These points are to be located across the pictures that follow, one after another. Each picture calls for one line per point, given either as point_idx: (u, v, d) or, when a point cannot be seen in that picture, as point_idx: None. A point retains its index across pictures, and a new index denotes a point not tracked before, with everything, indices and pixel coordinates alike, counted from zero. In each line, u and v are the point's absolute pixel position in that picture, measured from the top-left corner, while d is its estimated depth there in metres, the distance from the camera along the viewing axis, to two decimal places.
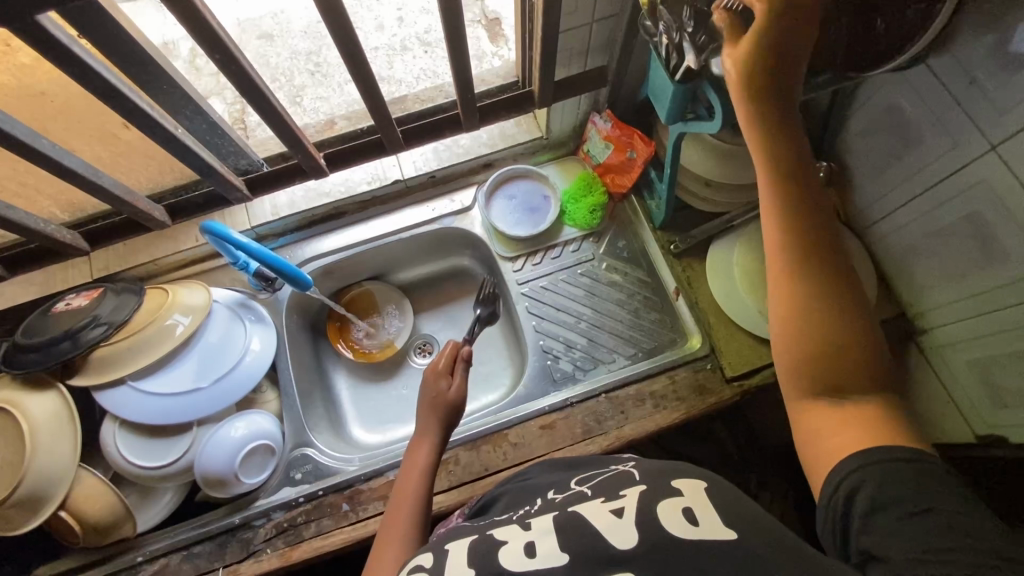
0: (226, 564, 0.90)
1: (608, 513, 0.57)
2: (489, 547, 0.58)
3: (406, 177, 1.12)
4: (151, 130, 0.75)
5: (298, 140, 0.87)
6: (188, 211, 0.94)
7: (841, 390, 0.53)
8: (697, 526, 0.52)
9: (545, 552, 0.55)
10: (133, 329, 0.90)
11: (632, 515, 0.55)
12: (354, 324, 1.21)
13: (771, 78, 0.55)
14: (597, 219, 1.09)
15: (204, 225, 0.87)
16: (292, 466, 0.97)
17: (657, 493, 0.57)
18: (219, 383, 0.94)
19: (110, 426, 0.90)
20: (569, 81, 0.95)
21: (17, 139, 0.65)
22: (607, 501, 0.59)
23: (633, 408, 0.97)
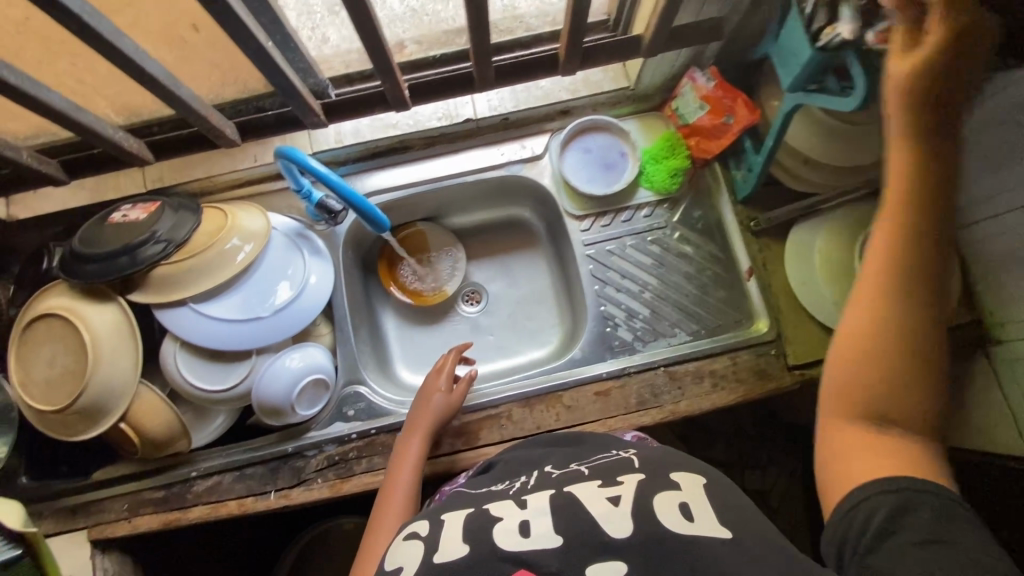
0: (278, 488, 0.93)
1: (604, 500, 0.62)
2: (486, 520, 0.63)
3: (478, 116, 1.06)
4: (241, 40, 0.68)
5: (389, 69, 0.81)
6: (257, 129, 0.94)
7: (886, 412, 0.57)
8: (693, 522, 0.59)
9: (542, 533, 0.60)
10: (194, 250, 0.87)
11: (628, 506, 0.61)
12: (404, 264, 1.18)
13: (939, 90, 0.52)
14: (676, 184, 1.03)
15: (278, 148, 0.84)
16: (344, 402, 0.97)
17: (655, 486, 0.64)
18: (278, 315, 0.91)
19: (170, 345, 0.88)
20: (682, 31, 0.86)
21: (99, 35, 0.59)
22: (606, 487, 0.65)
23: (690, 385, 0.96)
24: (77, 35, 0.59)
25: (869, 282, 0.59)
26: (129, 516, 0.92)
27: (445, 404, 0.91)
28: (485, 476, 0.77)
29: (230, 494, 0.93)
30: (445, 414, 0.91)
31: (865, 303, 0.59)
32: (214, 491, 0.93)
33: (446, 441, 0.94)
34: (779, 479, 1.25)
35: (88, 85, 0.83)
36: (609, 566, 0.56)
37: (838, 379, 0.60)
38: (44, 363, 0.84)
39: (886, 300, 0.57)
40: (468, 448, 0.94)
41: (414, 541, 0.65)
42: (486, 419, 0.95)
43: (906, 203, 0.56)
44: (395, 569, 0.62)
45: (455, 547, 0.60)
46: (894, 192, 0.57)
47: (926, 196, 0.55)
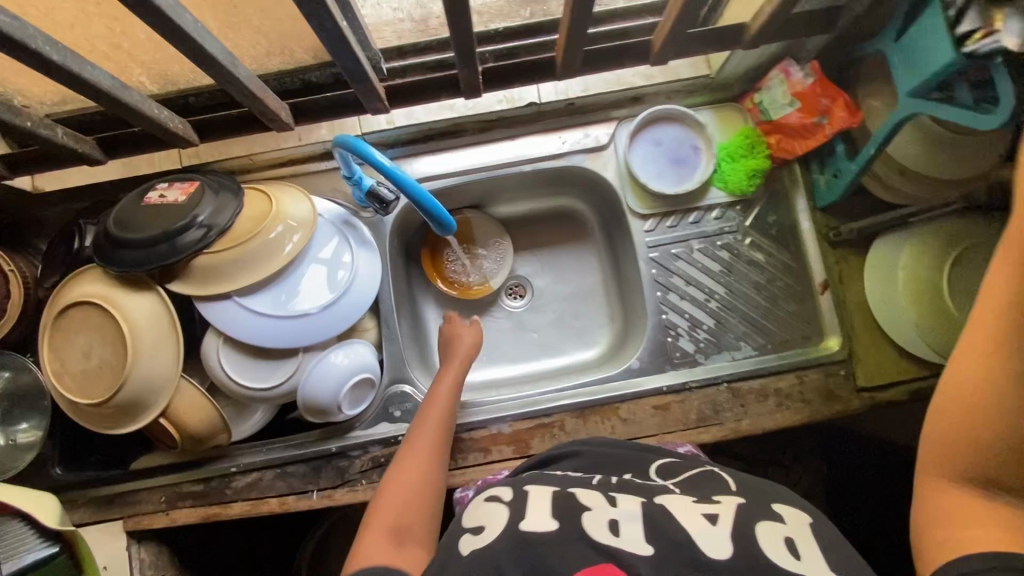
0: (321, 488, 0.89)
1: (700, 516, 0.59)
2: (574, 506, 0.62)
3: (542, 100, 0.98)
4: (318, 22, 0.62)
5: (468, 53, 0.77)
6: (314, 112, 0.92)
7: (989, 475, 0.54)
8: (798, 559, 0.54)
9: (632, 536, 0.57)
10: (237, 239, 0.81)
11: (727, 527, 0.57)
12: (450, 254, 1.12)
13: None
14: (753, 186, 0.95)
15: (341, 137, 0.77)
16: (390, 402, 0.93)
17: (757, 512, 0.60)
18: (328, 311, 0.85)
19: (213, 340, 0.83)
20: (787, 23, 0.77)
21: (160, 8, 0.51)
22: (700, 503, 0.62)
23: (754, 403, 0.91)
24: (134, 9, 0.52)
25: (978, 331, 0.54)
26: (166, 509, 0.89)
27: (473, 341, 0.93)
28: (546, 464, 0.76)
29: (271, 491, 0.90)
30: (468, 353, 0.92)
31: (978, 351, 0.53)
32: (254, 487, 0.90)
33: (496, 449, 0.90)
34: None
35: (125, 51, 0.75)
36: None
37: (938, 433, 0.56)
38: (78, 353, 0.80)
39: (1000, 354, 0.52)
40: (519, 456, 0.90)
41: (496, 504, 0.65)
42: (538, 427, 0.91)
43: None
44: (477, 528, 0.62)
45: (543, 521, 0.60)
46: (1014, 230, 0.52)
47: None
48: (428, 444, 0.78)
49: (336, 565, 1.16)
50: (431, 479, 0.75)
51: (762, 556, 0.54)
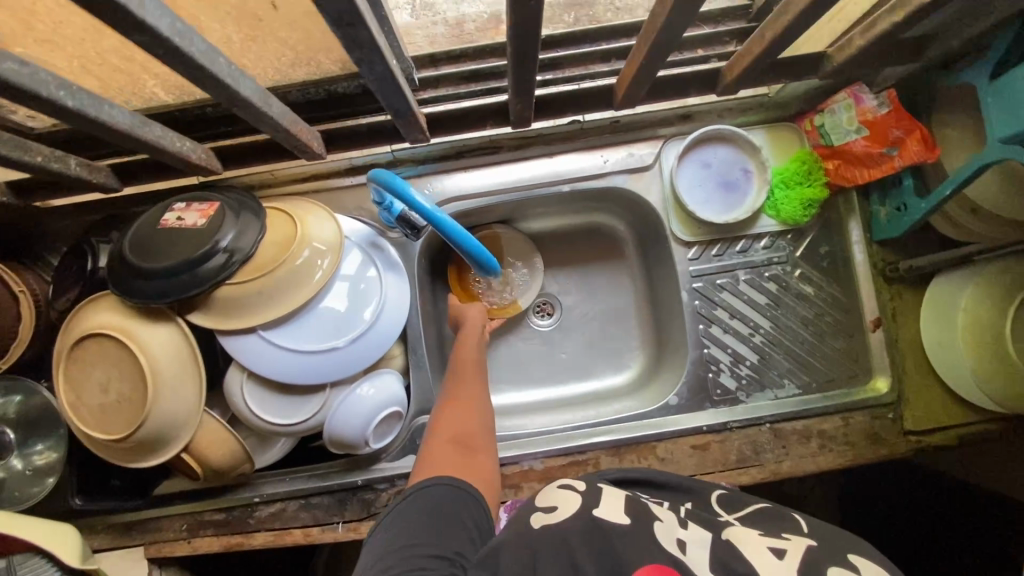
0: (346, 521, 0.87)
1: (767, 552, 0.50)
2: (643, 515, 0.57)
3: (586, 118, 0.91)
4: (368, 65, 0.56)
5: (526, 91, 0.71)
6: (346, 139, 0.86)
7: None
8: None
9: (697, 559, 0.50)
10: (262, 267, 0.76)
11: (796, 563, 0.48)
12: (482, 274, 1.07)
13: None
14: (808, 215, 0.89)
15: (376, 174, 0.71)
16: (418, 434, 0.90)
17: (829, 554, 0.49)
18: (356, 344, 0.81)
19: (237, 375, 0.79)
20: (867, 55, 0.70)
21: (195, 59, 0.46)
22: (769, 536, 0.52)
23: (796, 445, 0.87)
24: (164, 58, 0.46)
25: None
26: (187, 537, 0.87)
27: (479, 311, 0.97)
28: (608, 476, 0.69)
29: (295, 522, 0.87)
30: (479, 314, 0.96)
31: None
32: (278, 518, 0.87)
33: (526, 486, 0.87)
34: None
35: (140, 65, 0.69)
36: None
37: None
38: (96, 387, 0.76)
39: None
40: None
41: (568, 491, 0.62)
42: (571, 464, 0.88)
43: None
44: (549, 508, 0.59)
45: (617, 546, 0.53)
46: None
47: None
48: (469, 385, 0.80)
49: None
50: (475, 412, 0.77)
51: None
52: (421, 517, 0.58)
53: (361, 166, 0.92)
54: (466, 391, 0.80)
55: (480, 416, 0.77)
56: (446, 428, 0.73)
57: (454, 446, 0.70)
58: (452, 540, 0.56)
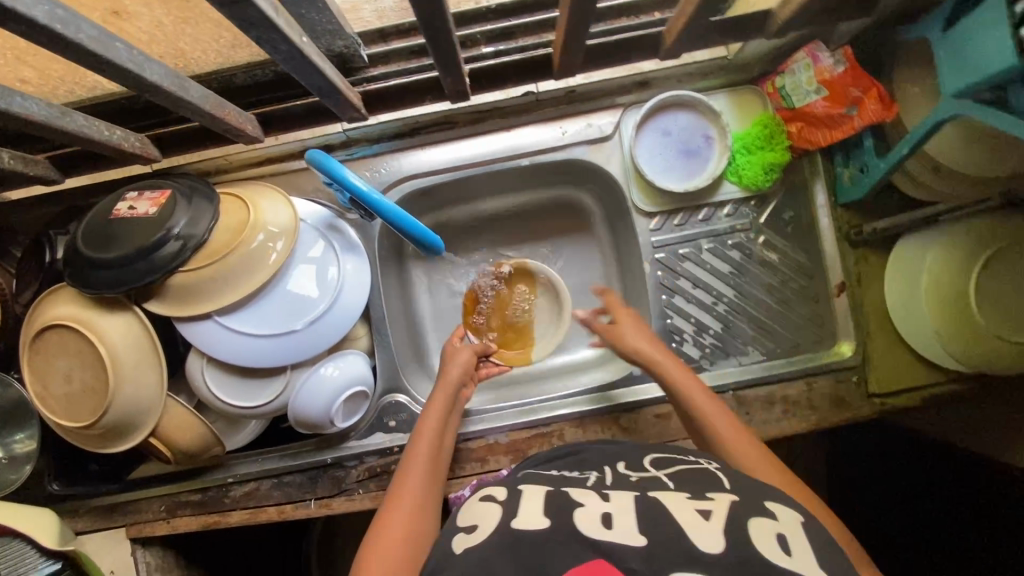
0: (318, 497, 0.89)
1: (694, 512, 0.54)
2: (565, 503, 0.57)
3: (541, 90, 0.90)
4: (271, 44, 0.55)
5: (454, 65, 0.70)
6: (287, 122, 0.83)
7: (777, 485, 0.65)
8: (791, 556, 0.49)
9: (625, 528, 0.52)
10: (216, 253, 0.77)
11: (721, 524, 0.52)
12: (454, 267, 1.10)
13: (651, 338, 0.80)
14: (770, 180, 0.87)
15: (308, 154, 0.71)
16: (385, 413, 0.91)
17: (748, 508, 0.54)
18: (314, 327, 0.81)
19: (196, 360, 0.80)
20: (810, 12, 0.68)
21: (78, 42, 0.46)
22: (695, 499, 0.56)
23: (759, 411, 0.88)
24: (51, 47, 0.46)
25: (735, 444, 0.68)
26: (166, 517, 0.90)
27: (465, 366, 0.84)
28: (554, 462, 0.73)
29: (269, 500, 0.90)
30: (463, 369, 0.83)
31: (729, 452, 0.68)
32: (252, 496, 0.90)
33: (493, 458, 0.89)
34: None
35: None
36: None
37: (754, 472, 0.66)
38: (59, 376, 0.77)
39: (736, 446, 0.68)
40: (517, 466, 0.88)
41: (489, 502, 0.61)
42: (536, 437, 0.89)
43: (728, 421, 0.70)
44: (471, 526, 0.58)
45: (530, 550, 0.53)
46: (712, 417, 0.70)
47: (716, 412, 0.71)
48: (425, 475, 0.69)
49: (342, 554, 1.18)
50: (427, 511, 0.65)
51: (755, 552, 0.48)
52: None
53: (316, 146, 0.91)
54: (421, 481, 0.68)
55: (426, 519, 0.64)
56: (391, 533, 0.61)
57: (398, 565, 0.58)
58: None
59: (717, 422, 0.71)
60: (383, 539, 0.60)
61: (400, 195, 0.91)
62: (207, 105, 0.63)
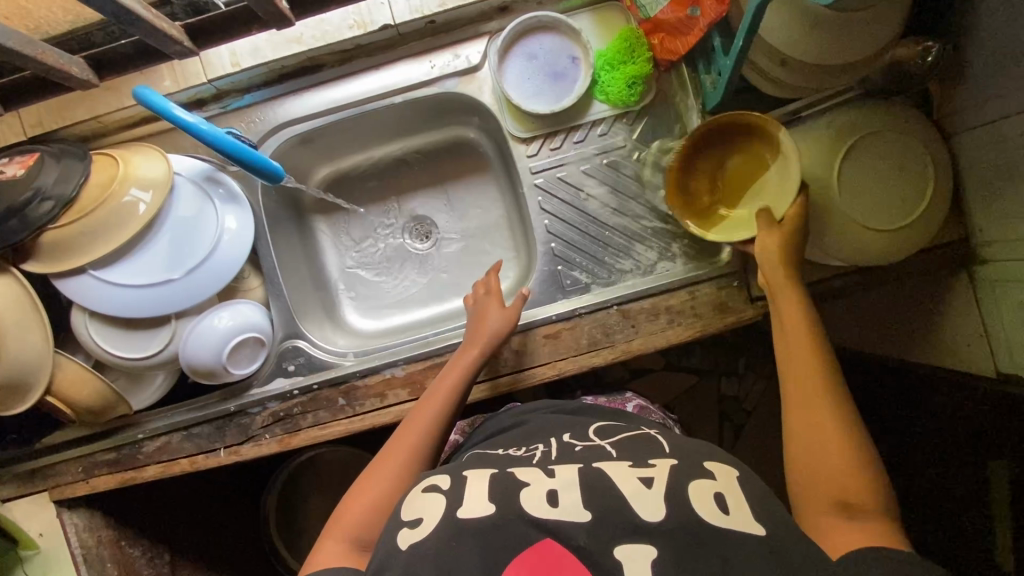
0: (226, 446, 0.92)
1: (636, 480, 0.56)
2: (513, 485, 0.57)
3: (398, 22, 0.87)
4: None
5: None
6: (118, 64, 0.83)
7: (842, 494, 0.56)
8: (727, 514, 0.52)
9: (569, 505, 0.54)
10: (84, 209, 0.80)
11: (662, 489, 0.55)
12: (359, 219, 1.10)
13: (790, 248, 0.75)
14: (635, 95, 0.89)
15: (132, 90, 0.72)
16: (283, 358, 0.93)
17: (689, 471, 0.57)
18: (193, 275, 0.85)
19: (79, 316, 0.84)
20: None
21: None
22: (638, 467, 0.58)
23: (645, 322, 0.89)
24: None
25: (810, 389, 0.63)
26: (85, 477, 0.94)
27: (500, 323, 0.84)
28: (513, 434, 0.74)
29: (180, 452, 0.92)
30: (498, 330, 0.84)
31: (807, 400, 0.62)
32: (164, 450, 0.93)
33: (391, 393, 0.90)
34: (754, 384, 1.36)
35: None
36: (637, 548, 0.50)
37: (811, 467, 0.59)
38: None
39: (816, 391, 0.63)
40: (414, 398, 0.89)
41: (435, 493, 0.59)
42: (431, 368, 0.90)
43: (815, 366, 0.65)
44: (415, 519, 0.56)
45: (479, 506, 0.55)
46: (804, 353, 0.66)
47: (809, 350, 0.66)
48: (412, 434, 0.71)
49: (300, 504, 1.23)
50: (415, 464, 0.69)
51: (696, 517, 0.52)
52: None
53: (185, 101, 0.91)
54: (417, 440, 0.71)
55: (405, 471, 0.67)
56: (362, 487, 0.66)
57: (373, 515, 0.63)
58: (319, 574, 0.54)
59: (791, 341, 0.68)
60: (364, 488, 0.65)
61: (278, 142, 0.93)
62: (15, 45, 0.68)
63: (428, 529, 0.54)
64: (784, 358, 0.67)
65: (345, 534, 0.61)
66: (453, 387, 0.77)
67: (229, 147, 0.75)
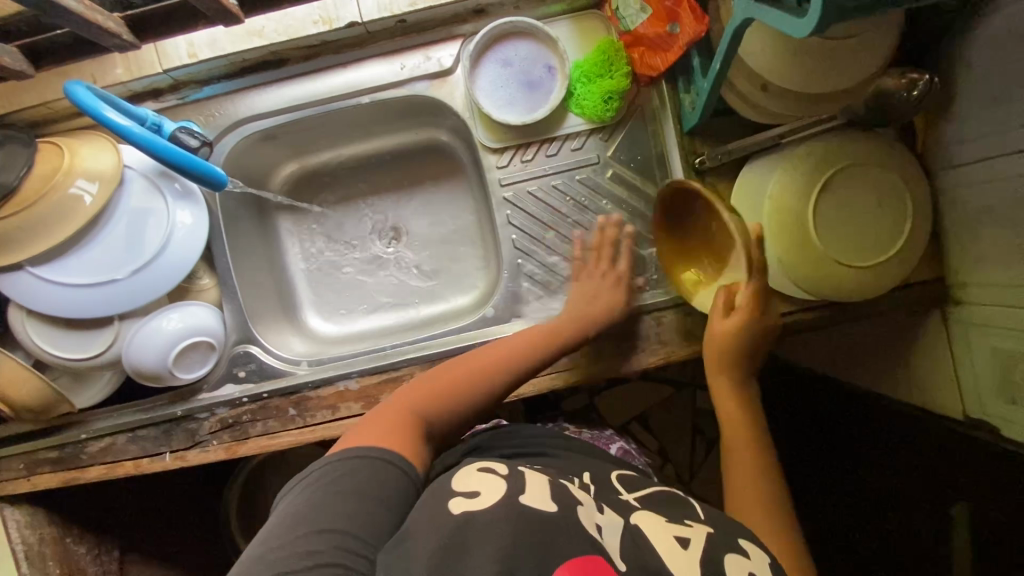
0: (172, 450, 0.89)
1: (672, 537, 0.54)
2: (565, 491, 0.55)
3: (365, 20, 0.83)
4: None
5: None
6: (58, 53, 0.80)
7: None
8: None
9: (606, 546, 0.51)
10: (22, 202, 0.76)
11: (697, 552, 0.52)
12: (324, 219, 1.06)
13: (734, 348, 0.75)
14: (611, 110, 0.85)
15: (65, 85, 0.72)
16: (235, 363, 0.90)
17: (721, 543, 0.54)
18: (140, 275, 0.82)
19: (17, 313, 0.81)
20: None
21: None
22: (674, 524, 0.56)
23: (609, 346, 0.86)
24: None
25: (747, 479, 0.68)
26: (27, 475, 0.91)
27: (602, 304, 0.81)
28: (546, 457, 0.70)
29: (125, 455, 0.89)
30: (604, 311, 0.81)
31: (749, 485, 0.67)
32: (108, 452, 0.90)
33: (343, 405, 0.87)
34: None
35: None
36: None
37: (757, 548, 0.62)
38: None
39: (753, 479, 0.68)
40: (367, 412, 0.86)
41: (493, 475, 0.56)
42: (385, 382, 0.87)
43: (754, 457, 0.70)
44: (471, 491, 0.52)
45: (541, 499, 0.52)
46: (743, 445, 0.71)
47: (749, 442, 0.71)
48: (490, 364, 0.71)
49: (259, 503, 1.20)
50: (483, 385, 0.69)
51: None
52: (363, 483, 0.52)
53: (141, 90, 0.87)
54: (489, 362, 0.71)
55: (466, 399, 0.68)
56: (425, 383, 0.67)
57: (428, 404, 0.65)
58: (379, 527, 0.50)
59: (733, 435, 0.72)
60: (429, 382, 0.68)
61: (238, 139, 0.89)
62: None
63: (489, 503, 0.51)
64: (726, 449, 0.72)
65: (405, 412, 0.63)
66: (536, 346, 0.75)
67: (167, 152, 0.74)
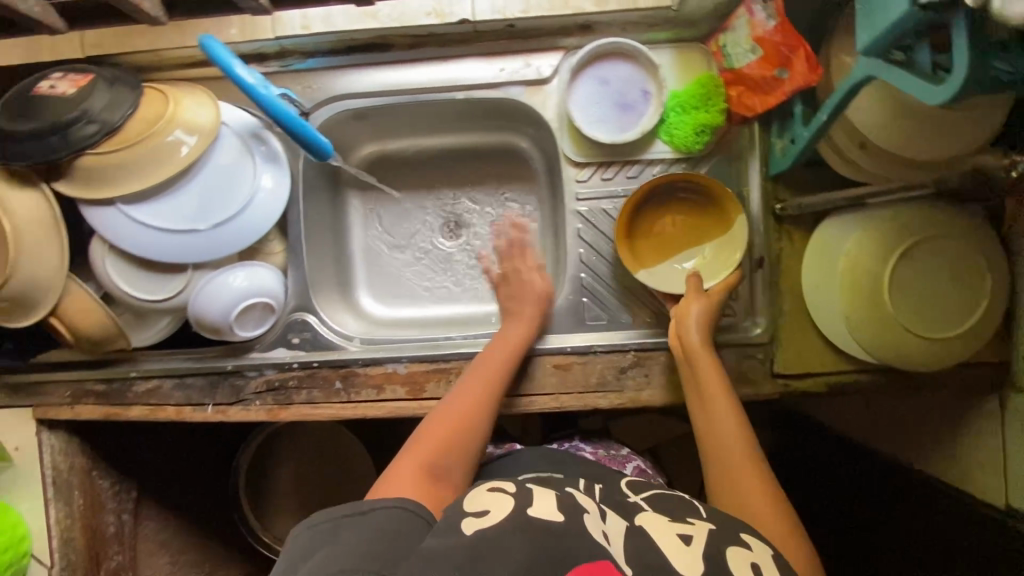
0: (216, 403, 0.90)
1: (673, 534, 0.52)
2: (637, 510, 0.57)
3: (476, 19, 0.84)
4: None
5: None
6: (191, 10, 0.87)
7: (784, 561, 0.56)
8: None
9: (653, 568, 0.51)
10: (126, 140, 0.78)
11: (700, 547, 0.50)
12: (392, 204, 1.08)
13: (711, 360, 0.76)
14: (700, 143, 0.86)
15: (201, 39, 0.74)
16: (290, 329, 0.92)
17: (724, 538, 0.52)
18: (221, 229, 0.84)
19: (100, 247, 0.83)
20: None
21: None
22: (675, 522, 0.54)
23: (659, 374, 0.86)
24: None
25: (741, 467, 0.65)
26: (71, 403, 0.93)
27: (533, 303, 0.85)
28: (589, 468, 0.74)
29: (169, 400, 0.91)
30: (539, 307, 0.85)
31: (744, 474, 0.64)
32: (152, 394, 0.92)
33: (389, 387, 0.88)
34: None
35: None
36: None
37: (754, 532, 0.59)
38: None
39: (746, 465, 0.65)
40: (411, 398, 0.87)
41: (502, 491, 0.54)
42: (434, 372, 0.88)
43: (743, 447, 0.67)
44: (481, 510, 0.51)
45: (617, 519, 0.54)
46: (728, 431, 0.69)
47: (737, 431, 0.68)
48: (470, 390, 0.73)
49: (273, 468, 1.21)
50: (486, 414, 0.72)
51: None
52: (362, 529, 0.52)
53: (248, 52, 0.90)
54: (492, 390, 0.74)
55: (471, 433, 0.69)
56: (448, 415, 0.70)
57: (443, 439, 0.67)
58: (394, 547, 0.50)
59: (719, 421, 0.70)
60: (441, 421, 0.69)
61: (329, 114, 0.91)
62: None
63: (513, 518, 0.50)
64: (709, 438, 0.69)
65: (418, 464, 0.62)
66: (503, 364, 0.78)
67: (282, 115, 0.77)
